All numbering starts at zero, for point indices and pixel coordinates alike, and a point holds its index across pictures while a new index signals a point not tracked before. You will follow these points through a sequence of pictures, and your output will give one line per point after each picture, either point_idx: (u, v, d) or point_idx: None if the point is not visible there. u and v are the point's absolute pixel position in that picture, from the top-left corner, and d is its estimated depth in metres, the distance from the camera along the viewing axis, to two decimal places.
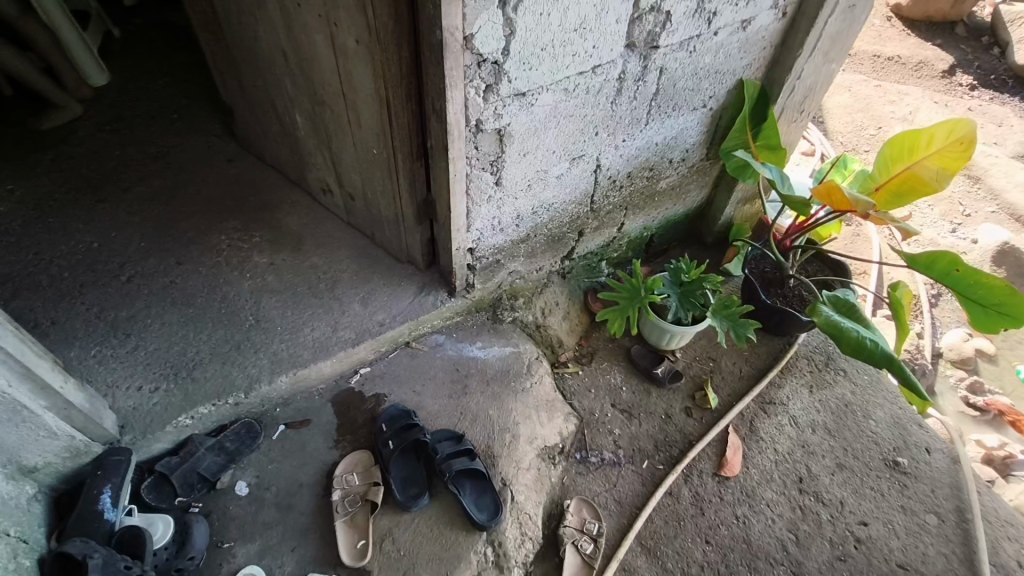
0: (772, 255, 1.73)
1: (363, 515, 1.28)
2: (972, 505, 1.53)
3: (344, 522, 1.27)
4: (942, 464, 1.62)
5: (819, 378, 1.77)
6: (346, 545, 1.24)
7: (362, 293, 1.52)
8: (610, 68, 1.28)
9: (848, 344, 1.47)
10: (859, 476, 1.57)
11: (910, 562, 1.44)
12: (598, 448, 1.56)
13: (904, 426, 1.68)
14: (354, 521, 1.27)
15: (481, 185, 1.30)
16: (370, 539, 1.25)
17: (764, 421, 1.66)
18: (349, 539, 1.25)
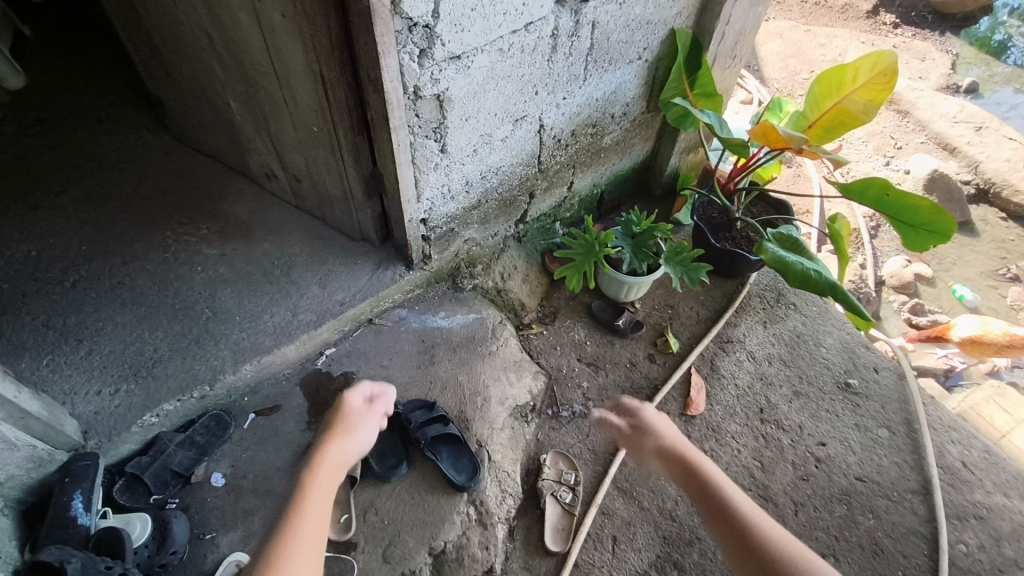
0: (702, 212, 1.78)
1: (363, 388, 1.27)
2: (919, 415, 1.64)
3: (347, 394, 1.22)
4: (889, 381, 1.72)
5: (772, 313, 1.84)
6: (366, 418, 1.20)
7: (319, 274, 1.51)
8: (542, 25, 1.28)
9: (794, 277, 1.54)
10: (815, 401, 1.66)
11: (866, 473, 1.54)
12: (568, 403, 1.60)
13: (852, 349, 1.78)
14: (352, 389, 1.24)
15: (426, 152, 1.30)
16: (389, 390, 1.27)
17: (723, 359, 1.73)
18: (363, 407, 1.21)
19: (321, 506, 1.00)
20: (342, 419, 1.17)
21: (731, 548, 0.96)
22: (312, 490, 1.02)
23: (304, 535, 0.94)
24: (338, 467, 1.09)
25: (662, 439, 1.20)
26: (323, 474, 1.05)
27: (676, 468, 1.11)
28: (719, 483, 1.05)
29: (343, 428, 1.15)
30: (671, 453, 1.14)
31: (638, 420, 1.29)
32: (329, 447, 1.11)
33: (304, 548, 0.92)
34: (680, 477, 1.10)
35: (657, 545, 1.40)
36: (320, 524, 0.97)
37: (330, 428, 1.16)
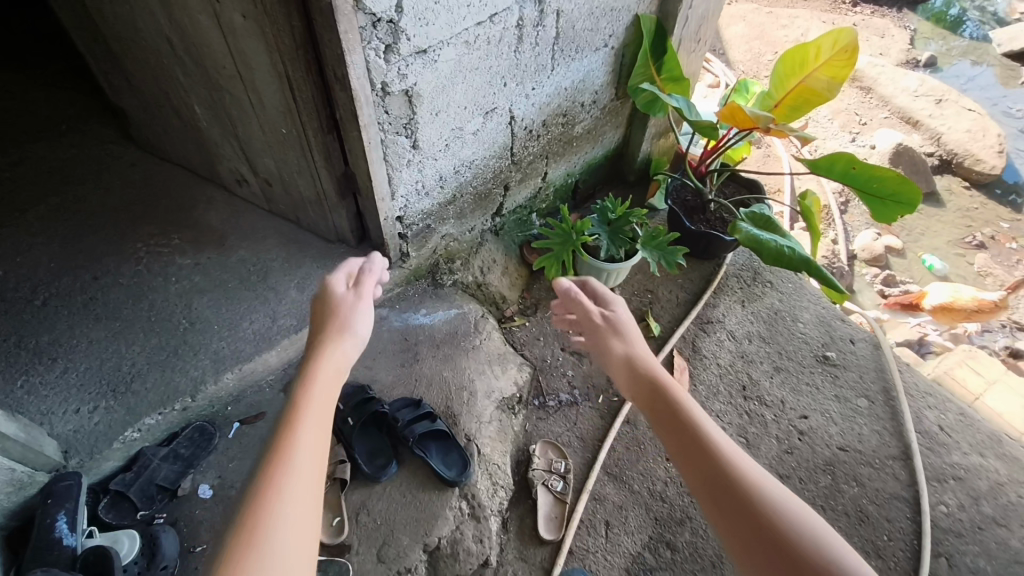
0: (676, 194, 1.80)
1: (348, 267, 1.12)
2: (896, 382, 1.68)
3: (330, 279, 1.06)
4: (865, 351, 1.76)
5: (749, 292, 1.87)
6: (360, 300, 1.04)
7: (296, 278, 1.50)
8: (507, 16, 1.28)
9: (769, 255, 1.56)
10: (795, 375, 1.69)
11: (848, 443, 1.58)
12: (554, 392, 1.61)
13: (828, 323, 1.81)
14: (334, 273, 1.08)
15: (398, 149, 1.30)
16: (378, 265, 1.11)
17: (704, 340, 1.75)
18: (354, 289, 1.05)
19: (326, 397, 0.86)
20: (333, 306, 1.02)
21: (718, 510, 0.79)
22: (311, 379, 0.87)
23: (311, 428, 0.80)
24: (341, 353, 0.94)
25: (638, 362, 1.01)
26: (323, 363, 0.90)
27: (655, 405, 0.93)
28: (707, 431, 0.86)
29: (337, 316, 1.00)
30: (652, 386, 0.96)
31: (610, 325, 1.09)
32: (326, 336, 0.96)
33: (310, 442, 0.78)
34: (658, 417, 0.92)
35: (649, 526, 1.41)
36: (327, 418, 0.83)
37: (321, 319, 1.00)
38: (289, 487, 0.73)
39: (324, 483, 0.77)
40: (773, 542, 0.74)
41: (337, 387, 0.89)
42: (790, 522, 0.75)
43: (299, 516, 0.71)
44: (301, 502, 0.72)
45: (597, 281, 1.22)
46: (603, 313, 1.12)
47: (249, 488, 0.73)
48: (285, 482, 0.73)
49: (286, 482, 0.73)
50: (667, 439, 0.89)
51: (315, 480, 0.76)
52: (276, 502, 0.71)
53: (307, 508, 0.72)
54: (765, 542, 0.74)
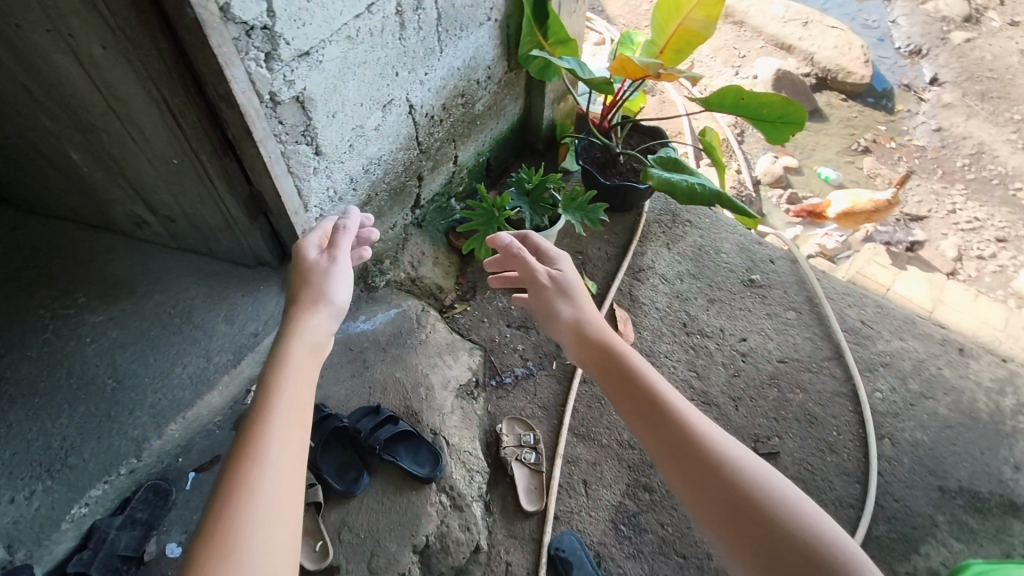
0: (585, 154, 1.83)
1: (324, 232, 1.11)
2: (817, 290, 1.80)
3: (301, 244, 1.05)
4: (785, 268, 1.87)
5: (672, 234, 1.95)
6: (333, 264, 1.01)
7: (223, 311, 1.43)
8: (384, 4, 1.26)
9: (682, 195, 1.63)
10: (728, 303, 1.78)
11: (786, 355, 1.69)
12: (509, 369, 1.63)
13: (748, 249, 1.92)
14: (308, 240, 1.07)
15: (301, 158, 1.26)
16: (353, 225, 1.09)
17: (640, 288, 1.81)
18: (324, 254, 1.03)
19: (300, 381, 0.84)
20: (304, 274, 1.00)
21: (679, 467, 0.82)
22: (286, 362, 0.85)
23: (286, 418, 0.78)
24: (315, 324, 0.92)
25: (588, 327, 1.02)
26: (298, 338, 0.89)
27: (611, 376, 0.94)
28: (664, 398, 0.88)
29: (310, 285, 0.98)
30: (605, 355, 0.97)
31: (557, 285, 1.08)
32: (296, 309, 0.94)
33: (287, 432, 0.77)
34: (614, 387, 0.93)
35: (625, 475, 1.47)
36: (304, 405, 0.81)
37: (295, 287, 0.99)
38: (266, 478, 0.71)
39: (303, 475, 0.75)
40: (735, 500, 0.76)
41: (313, 367, 0.87)
42: (752, 481, 0.78)
43: (277, 514, 0.69)
44: (278, 497, 0.70)
45: (538, 236, 1.22)
46: (547, 272, 1.10)
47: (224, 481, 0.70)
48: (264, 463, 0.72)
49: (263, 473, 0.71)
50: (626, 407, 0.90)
51: (291, 471, 0.73)
52: (253, 492, 0.69)
53: (285, 505, 0.70)
54: (725, 495, 0.77)
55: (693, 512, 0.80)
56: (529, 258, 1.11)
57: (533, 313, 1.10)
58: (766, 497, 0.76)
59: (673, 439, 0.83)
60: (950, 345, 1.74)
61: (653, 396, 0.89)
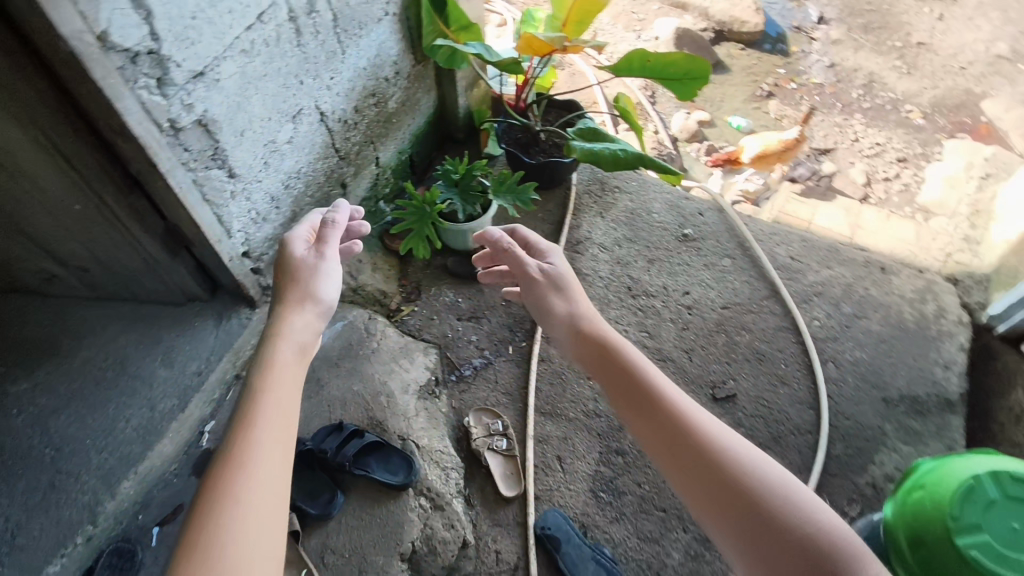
0: (506, 136, 1.83)
1: (311, 224, 1.17)
2: (746, 235, 1.88)
3: (289, 240, 1.11)
4: (714, 218, 1.94)
5: (603, 203, 1.98)
6: (321, 260, 1.08)
7: (159, 355, 1.36)
8: (275, 12, 1.21)
9: (607, 162, 1.65)
10: (667, 261, 1.84)
11: (728, 300, 1.75)
12: (467, 361, 1.62)
13: (676, 206, 1.97)
14: (295, 234, 1.12)
15: (214, 183, 1.20)
16: (342, 219, 1.15)
17: (582, 259, 1.83)
18: (311, 253, 1.09)
19: (279, 391, 0.90)
20: (295, 270, 1.07)
21: (676, 462, 0.86)
22: (268, 373, 0.91)
23: (268, 426, 0.84)
24: (301, 325, 1.00)
25: (583, 322, 1.06)
26: (283, 341, 0.96)
27: (608, 374, 0.98)
28: (668, 399, 0.91)
29: (298, 285, 1.05)
30: (604, 354, 1.00)
31: (549, 281, 1.12)
32: (286, 308, 1.01)
33: (269, 440, 0.83)
34: (615, 387, 0.96)
35: (596, 443, 1.49)
36: (285, 415, 0.87)
37: (285, 284, 1.05)
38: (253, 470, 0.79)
39: (286, 482, 0.82)
40: (732, 493, 0.80)
41: (295, 376, 0.94)
42: (754, 481, 0.80)
43: (257, 518, 0.75)
44: (258, 501, 0.77)
45: (527, 229, 1.23)
46: (536, 267, 1.14)
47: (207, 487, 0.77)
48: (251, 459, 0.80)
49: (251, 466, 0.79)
50: (622, 405, 0.95)
51: (273, 479, 0.80)
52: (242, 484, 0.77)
53: (263, 509, 0.77)
54: (720, 490, 0.81)
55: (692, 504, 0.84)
56: (518, 253, 1.15)
57: (528, 307, 1.15)
58: (768, 492, 0.79)
59: (669, 435, 0.88)
60: (873, 266, 1.85)
61: (649, 392, 0.93)
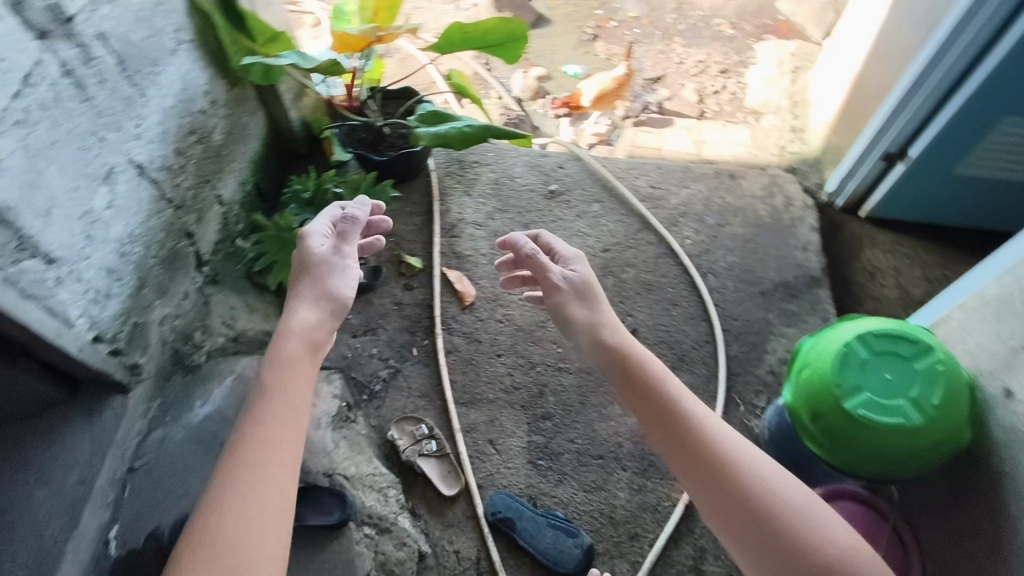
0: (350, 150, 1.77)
1: (330, 218, 1.23)
2: (607, 176, 1.95)
3: (307, 233, 1.17)
4: (574, 169, 1.99)
5: (467, 181, 1.97)
6: (338, 258, 1.16)
7: (27, 475, 1.15)
8: (44, 69, 1.07)
9: (455, 141, 1.64)
10: (541, 221, 1.87)
11: (606, 243, 1.82)
12: (375, 376, 1.58)
13: (536, 165, 2.01)
14: (313, 225, 1.19)
15: (31, 276, 1.06)
16: (360, 217, 1.22)
17: (460, 243, 1.83)
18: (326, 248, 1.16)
19: (284, 392, 0.98)
20: (311, 264, 1.14)
21: (692, 471, 0.95)
22: (276, 374, 1.01)
23: (272, 427, 0.94)
24: (309, 321, 1.08)
25: (605, 337, 1.12)
26: (288, 341, 1.05)
27: (633, 389, 1.05)
28: (691, 417, 0.99)
29: (312, 278, 1.13)
30: (627, 370, 1.07)
31: (571, 290, 1.18)
32: (297, 302, 1.10)
33: (269, 441, 0.92)
34: (640, 404, 1.04)
35: (522, 415, 1.52)
36: (288, 415, 0.96)
37: (301, 275, 1.14)
38: (243, 462, 0.89)
39: (288, 475, 0.91)
40: (744, 501, 0.89)
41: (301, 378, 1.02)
42: (766, 493, 0.89)
43: (257, 506, 0.85)
44: (260, 493, 0.87)
45: (550, 235, 1.31)
46: (559, 273, 1.20)
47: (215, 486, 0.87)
48: (243, 451, 0.90)
49: (240, 455, 0.90)
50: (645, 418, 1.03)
51: (280, 477, 0.90)
52: (234, 469, 0.88)
53: (269, 504, 0.86)
54: (733, 500, 0.90)
55: (704, 509, 0.94)
56: (541, 258, 1.22)
57: (547, 312, 1.21)
58: (779, 506, 0.88)
59: (689, 446, 0.96)
60: (723, 175, 1.99)
61: (671, 407, 1.01)
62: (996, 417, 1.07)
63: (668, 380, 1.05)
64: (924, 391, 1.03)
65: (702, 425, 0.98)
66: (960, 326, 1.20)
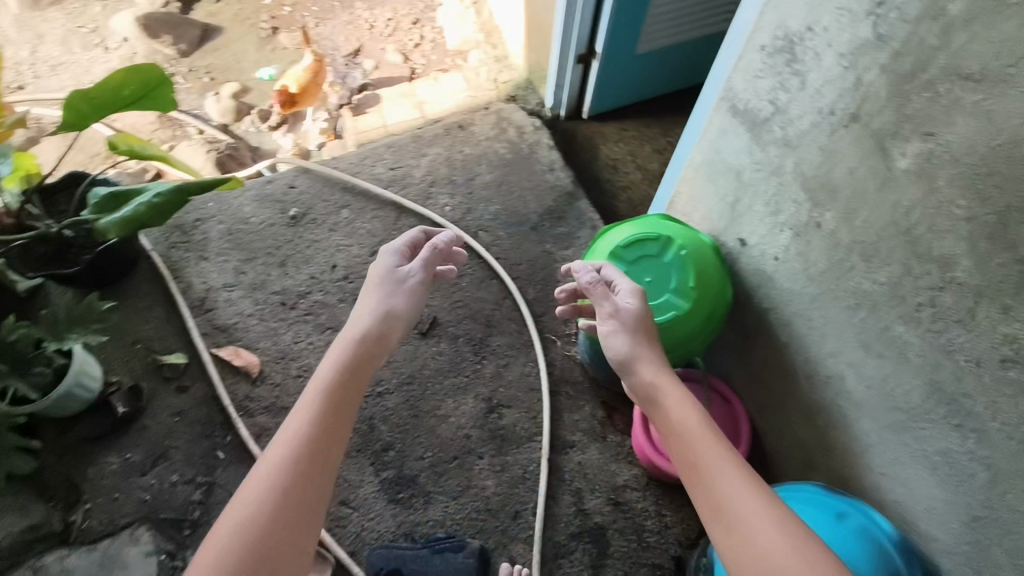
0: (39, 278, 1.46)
1: (410, 239, 1.26)
2: (342, 177, 1.82)
3: (382, 252, 1.22)
4: (305, 182, 1.83)
5: (195, 244, 1.73)
6: (406, 275, 1.18)
7: None
8: None
9: (148, 217, 1.40)
10: (296, 252, 1.71)
11: (371, 245, 1.72)
12: (188, 503, 1.38)
13: (264, 194, 1.81)
14: (389, 247, 1.23)
15: None
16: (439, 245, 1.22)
17: (219, 314, 1.62)
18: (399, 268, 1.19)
19: (337, 394, 1.00)
20: (381, 278, 1.17)
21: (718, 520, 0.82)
22: (348, 370, 1.03)
23: (327, 417, 0.96)
24: (370, 318, 1.11)
25: (632, 367, 1.00)
26: (350, 337, 1.08)
27: (666, 426, 0.93)
28: (728, 465, 0.86)
29: (377, 286, 1.16)
30: (660, 405, 0.95)
31: (622, 326, 1.02)
32: (369, 301, 1.14)
33: (328, 420, 0.96)
34: (673, 443, 0.91)
35: (363, 459, 1.42)
36: (340, 416, 0.98)
37: (369, 284, 1.18)
38: (289, 435, 0.93)
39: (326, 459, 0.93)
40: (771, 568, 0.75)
41: (357, 385, 1.03)
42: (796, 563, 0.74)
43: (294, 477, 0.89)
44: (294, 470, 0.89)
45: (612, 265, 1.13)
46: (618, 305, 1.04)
47: (257, 474, 0.89)
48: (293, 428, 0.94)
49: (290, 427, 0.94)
50: (676, 459, 0.90)
51: (319, 480, 0.91)
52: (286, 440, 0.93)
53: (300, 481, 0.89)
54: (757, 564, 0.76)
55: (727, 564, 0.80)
56: (599, 287, 1.06)
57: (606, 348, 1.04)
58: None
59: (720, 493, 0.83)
60: (453, 129, 1.95)
61: (706, 449, 0.88)
62: (742, 264, 1.19)
63: (704, 422, 0.92)
64: (679, 277, 1.11)
65: (735, 473, 0.85)
66: (689, 195, 1.29)
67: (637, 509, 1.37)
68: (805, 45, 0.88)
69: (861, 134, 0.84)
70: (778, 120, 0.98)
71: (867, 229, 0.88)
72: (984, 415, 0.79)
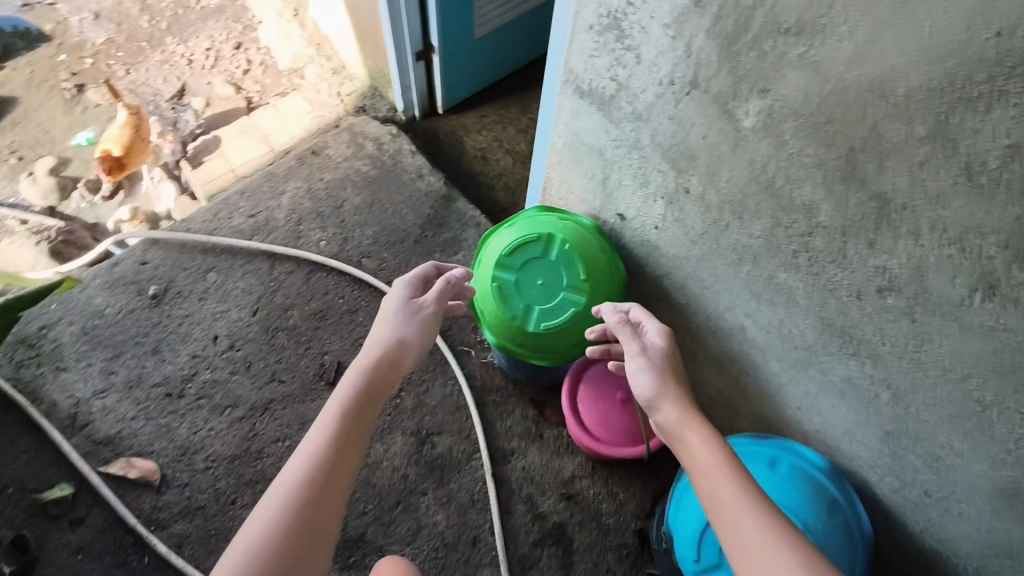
0: None
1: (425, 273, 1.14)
2: (198, 239, 1.65)
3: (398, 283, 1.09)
4: (157, 253, 1.65)
5: (46, 356, 1.52)
6: (419, 308, 1.05)
7: None
8: None
9: None
10: (167, 334, 1.55)
11: (250, 304, 1.59)
12: None
13: (113, 279, 1.61)
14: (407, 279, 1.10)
15: None
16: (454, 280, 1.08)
17: (98, 426, 1.45)
18: (407, 300, 1.05)
19: (347, 427, 0.91)
20: (395, 308, 1.05)
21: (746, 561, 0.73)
22: (360, 404, 0.94)
23: (339, 451, 0.89)
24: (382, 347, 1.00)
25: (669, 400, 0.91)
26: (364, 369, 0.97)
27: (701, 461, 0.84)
28: (767, 508, 0.77)
29: (390, 316, 1.04)
30: (698, 440, 0.86)
31: (648, 364, 0.95)
32: (384, 325, 1.03)
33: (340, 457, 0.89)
34: (706, 478, 0.82)
35: None
36: (347, 455, 0.90)
37: (383, 313, 1.05)
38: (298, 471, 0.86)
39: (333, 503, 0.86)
40: None
41: (359, 429, 0.92)
42: None
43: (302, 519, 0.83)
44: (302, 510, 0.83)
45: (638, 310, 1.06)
46: (645, 344, 0.99)
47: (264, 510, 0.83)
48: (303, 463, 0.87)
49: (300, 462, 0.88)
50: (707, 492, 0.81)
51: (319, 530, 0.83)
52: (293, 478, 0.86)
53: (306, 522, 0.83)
54: None
55: None
56: (624, 330, 1.00)
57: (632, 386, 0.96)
58: None
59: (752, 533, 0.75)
60: (306, 157, 1.82)
61: (743, 488, 0.79)
62: (627, 238, 1.18)
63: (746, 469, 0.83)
64: (570, 273, 1.11)
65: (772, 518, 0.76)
66: (560, 180, 1.26)
67: (590, 496, 1.37)
68: (629, 20, 0.85)
69: (703, 99, 0.84)
70: (624, 96, 0.96)
71: (732, 187, 0.89)
72: (875, 341, 0.83)
